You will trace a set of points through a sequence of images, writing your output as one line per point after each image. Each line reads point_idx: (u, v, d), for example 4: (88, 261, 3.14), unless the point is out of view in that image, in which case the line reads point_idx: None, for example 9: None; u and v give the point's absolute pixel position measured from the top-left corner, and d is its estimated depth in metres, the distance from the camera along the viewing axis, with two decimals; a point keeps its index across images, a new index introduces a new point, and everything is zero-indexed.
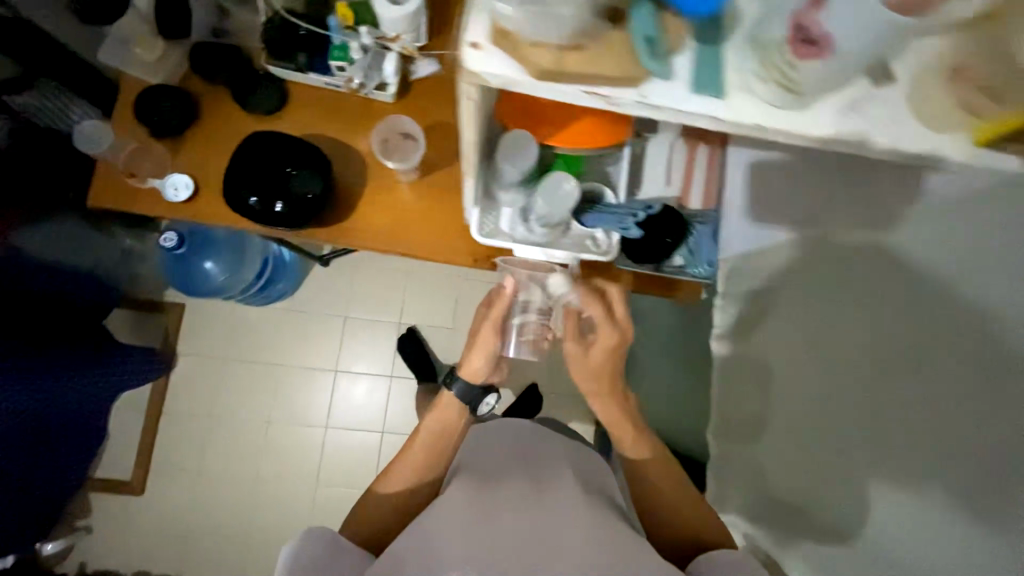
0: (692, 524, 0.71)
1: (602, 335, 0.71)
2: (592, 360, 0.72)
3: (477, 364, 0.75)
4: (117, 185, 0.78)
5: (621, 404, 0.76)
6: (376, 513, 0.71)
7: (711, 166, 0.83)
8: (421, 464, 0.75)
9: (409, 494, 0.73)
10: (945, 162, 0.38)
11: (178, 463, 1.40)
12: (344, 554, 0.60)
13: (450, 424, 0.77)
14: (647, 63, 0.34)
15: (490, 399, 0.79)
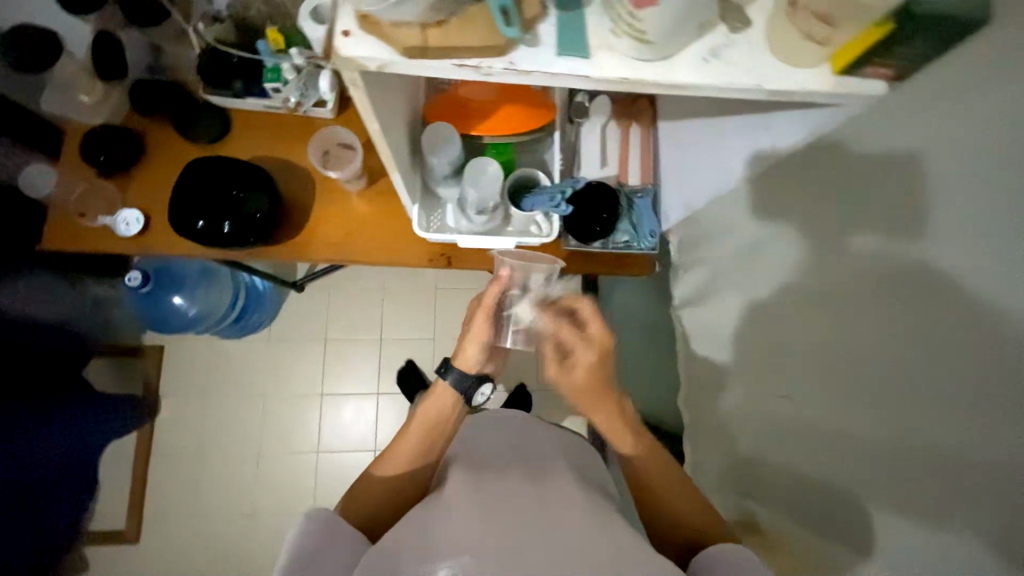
0: (692, 521, 0.63)
1: (580, 357, 0.62)
2: (577, 382, 0.62)
3: (471, 355, 0.69)
4: (71, 227, 0.80)
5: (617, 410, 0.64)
6: (368, 502, 0.65)
7: (645, 144, 0.86)
8: (418, 452, 0.69)
9: (404, 484, 0.68)
10: (815, 95, 0.41)
11: (173, 505, 1.39)
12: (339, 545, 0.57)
13: (448, 410, 0.71)
14: (507, 31, 0.36)
15: (486, 389, 0.74)
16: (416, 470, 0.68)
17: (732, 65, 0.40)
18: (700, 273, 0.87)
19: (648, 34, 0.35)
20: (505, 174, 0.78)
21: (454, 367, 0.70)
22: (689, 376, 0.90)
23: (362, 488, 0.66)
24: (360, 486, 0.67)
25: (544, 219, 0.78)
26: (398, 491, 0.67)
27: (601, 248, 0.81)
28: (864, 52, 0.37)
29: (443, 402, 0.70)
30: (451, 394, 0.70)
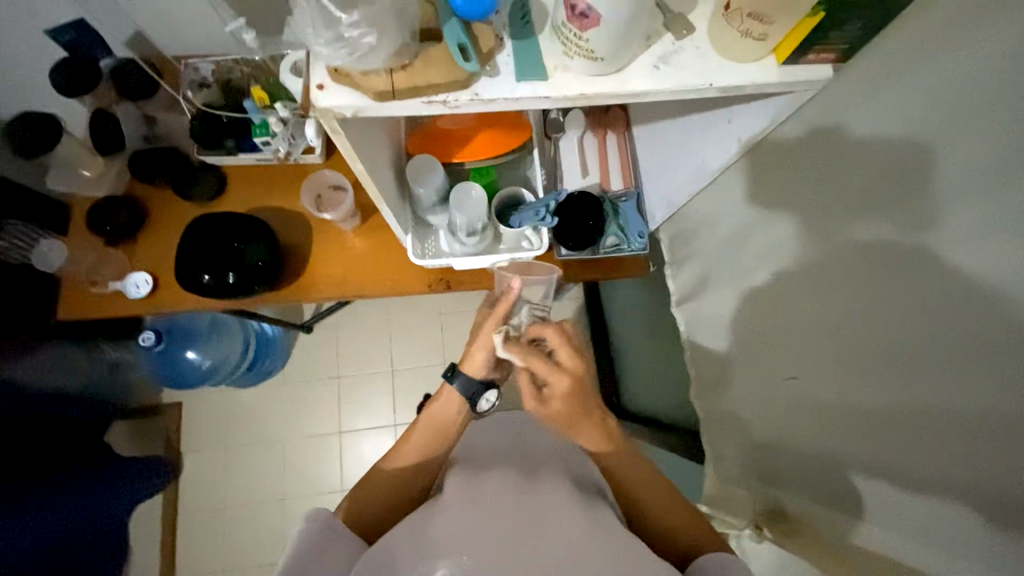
0: (676, 525, 0.66)
1: (554, 388, 0.62)
2: (556, 411, 0.64)
3: (479, 358, 0.70)
4: (84, 296, 0.84)
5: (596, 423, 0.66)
6: (373, 497, 0.70)
7: (623, 149, 0.89)
8: (423, 454, 0.73)
9: (410, 482, 0.71)
10: (764, 85, 0.44)
11: (203, 560, 1.39)
12: (339, 544, 0.60)
13: (452, 415, 0.74)
14: (467, 66, 0.39)
15: (491, 395, 0.75)
16: (421, 470, 0.72)
17: (683, 68, 0.42)
18: (693, 267, 0.89)
19: (596, 52, 0.38)
20: (491, 195, 0.80)
21: (461, 371, 0.72)
22: (697, 370, 0.90)
23: (369, 484, 0.71)
24: (368, 481, 0.71)
25: (533, 233, 0.80)
26: (402, 490, 0.71)
27: (593, 254, 0.83)
28: (802, 41, 0.40)
29: (448, 408, 0.74)
30: (457, 400, 0.73)
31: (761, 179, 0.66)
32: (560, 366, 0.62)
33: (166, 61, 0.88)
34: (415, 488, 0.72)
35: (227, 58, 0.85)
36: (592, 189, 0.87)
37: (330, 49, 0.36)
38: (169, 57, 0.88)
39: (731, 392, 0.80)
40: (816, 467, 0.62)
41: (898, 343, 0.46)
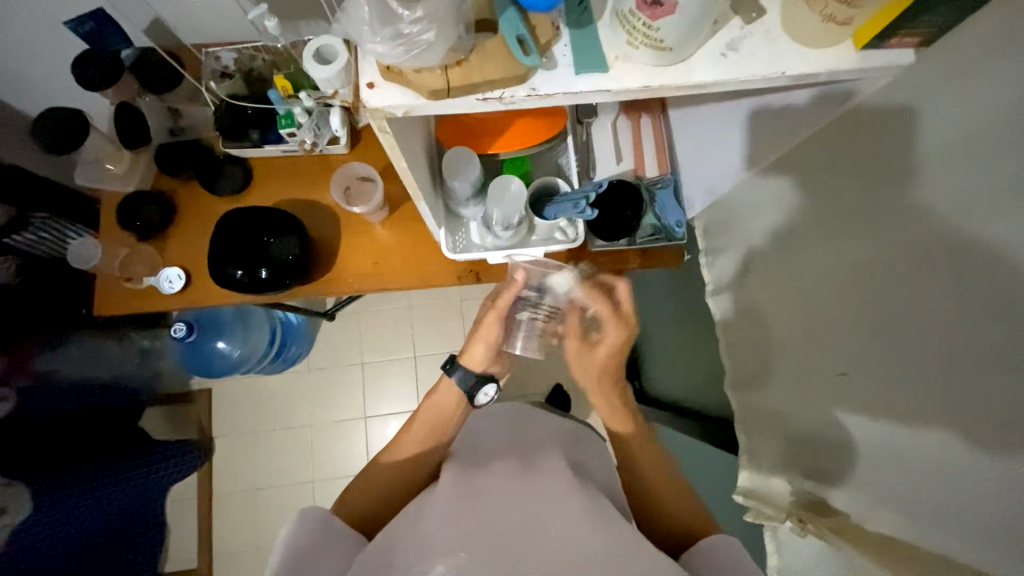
0: (677, 514, 0.67)
1: (609, 335, 0.72)
2: (597, 358, 0.73)
3: (478, 353, 0.76)
4: (118, 292, 0.84)
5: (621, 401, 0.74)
6: (371, 491, 0.71)
7: (658, 132, 0.86)
8: (420, 447, 0.75)
9: (408, 475, 0.73)
10: (838, 73, 0.40)
11: (239, 540, 1.44)
12: (338, 540, 0.62)
13: (450, 408, 0.77)
14: (527, 60, 0.36)
15: (490, 389, 0.78)
16: (418, 464, 0.74)
17: (752, 56, 0.39)
18: (730, 256, 0.87)
19: (665, 41, 0.36)
20: (525, 186, 0.78)
21: (460, 364, 0.77)
22: (731, 359, 0.89)
23: (368, 477, 0.72)
24: (365, 475, 0.73)
25: (568, 224, 0.78)
26: (399, 485, 0.72)
27: (628, 244, 0.81)
28: (886, 26, 0.36)
29: (446, 400, 0.77)
30: (455, 394, 0.77)
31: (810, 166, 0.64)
32: (611, 328, 0.71)
33: (186, 49, 0.86)
34: (415, 481, 0.73)
35: (250, 45, 0.82)
36: (626, 176, 0.84)
37: (384, 48, 0.34)
38: (189, 46, 0.86)
39: (770, 385, 0.79)
40: (863, 464, 0.60)
41: (967, 344, 0.44)
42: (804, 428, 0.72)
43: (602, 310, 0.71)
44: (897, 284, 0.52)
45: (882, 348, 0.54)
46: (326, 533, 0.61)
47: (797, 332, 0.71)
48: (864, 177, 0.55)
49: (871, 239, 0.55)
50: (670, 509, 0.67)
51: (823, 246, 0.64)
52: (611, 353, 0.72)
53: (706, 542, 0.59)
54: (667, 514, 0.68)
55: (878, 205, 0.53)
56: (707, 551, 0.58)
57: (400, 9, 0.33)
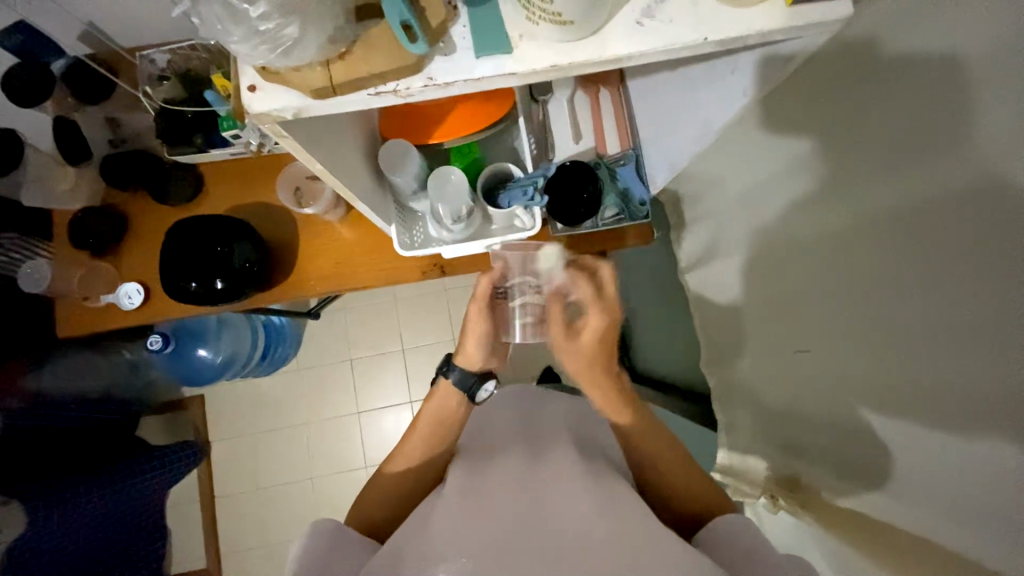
0: (677, 492, 0.66)
1: (591, 320, 0.68)
2: (584, 346, 0.68)
3: (472, 351, 0.74)
4: (80, 311, 0.83)
5: (615, 384, 0.69)
6: (376, 498, 0.70)
7: (620, 107, 0.81)
8: (426, 451, 0.72)
9: (410, 481, 0.71)
10: (771, 33, 0.37)
11: (244, 536, 1.47)
12: (350, 543, 0.61)
13: (452, 407, 0.75)
14: (415, 47, 0.34)
15: (491, 385, 0.76)
16: (427, 465, 0.72)
17: (672, 22, 0.36)
18: (706, 228, 0.84)
19: (564, 15, 0.33)
20: (476, 174, 0.76)
21: (456, 364, 0.75)
22: (711, 335, 0.87)
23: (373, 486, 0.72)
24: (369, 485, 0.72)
25: (525, 212, 0.76)
26: (404, 490, 0.71)
27: (592, 227, 0.78)
28: None
29: (448, 400, 0.74)
30: (454, 392, 0.74)
31: (784, 129, 0.59)
32: (594, 311, 0.67)
33: (116, 53, 0.82)
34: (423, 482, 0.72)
35: (184, 45, 0.79)
36: (587, 155, 0.81)
37: (256, 56, 0.33)
38: (118, 49, 0.82)
39: (746, 361, 0.78)
40: (835, 439, 0.59)
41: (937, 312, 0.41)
42: (781, 403, 0.70)
43: (584, 293, 0.67)
44: (863, 256, 0.50)
45: (852, 321, 0.52)
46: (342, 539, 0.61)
47: (771, 304, 0.69)
48: (828, 142, 0.52)
49: (838, 208, 0.52)
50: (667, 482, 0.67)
51: (793, 217, 0.61)
52: (596, 336, 0.68)
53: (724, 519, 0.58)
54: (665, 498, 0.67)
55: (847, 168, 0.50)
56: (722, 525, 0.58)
57: (244, 4, 0.31)
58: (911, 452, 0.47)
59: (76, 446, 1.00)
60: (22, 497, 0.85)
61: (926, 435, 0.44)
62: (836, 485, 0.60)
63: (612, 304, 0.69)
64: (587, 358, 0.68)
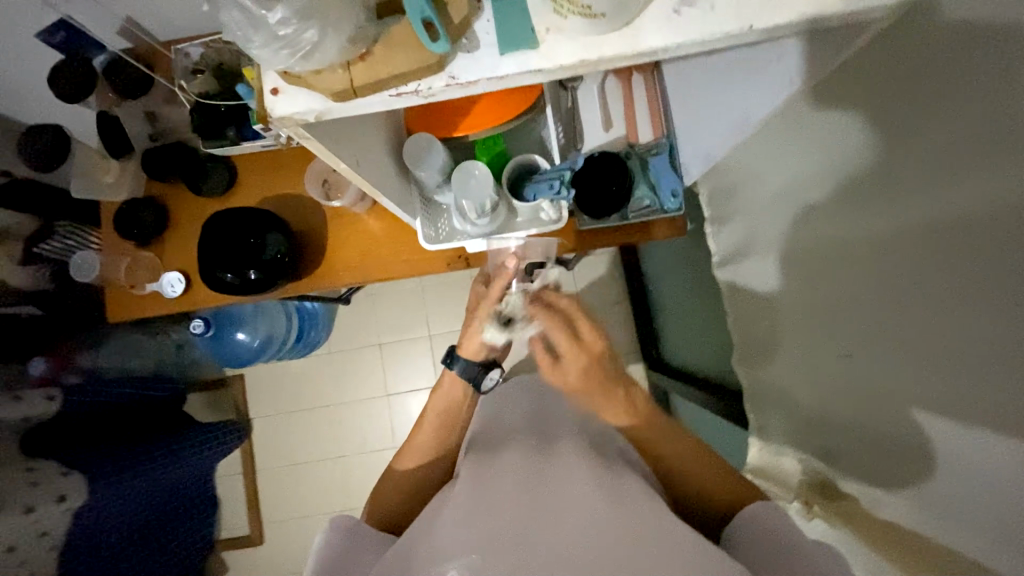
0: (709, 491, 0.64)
1: (570, 362, 0.59)
2: (572, 382, 0.60)
3: (475, 346, 0.72)
4: (127, 299, 0.88)
5: (620, 400, 0.62)
6: (392, 493, 0.73)
7: (653, 92, 0.77)
8: (435, 442, 0.75)
9: (420, 477, 0.74)
10: (826, 18, 0.33)
11: (282, 508, 1.55)
12: (364, 542, 0.64)
13: (459, 398, 0.76)
14: (435, 46, 0.34)
15: (495, 373, 0.77)
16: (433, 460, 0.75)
17: (714, 10, 0.33)
18: (743, 220, 0.80)
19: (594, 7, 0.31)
20: (503, 166, 0.75)
21: (460, 355, 0.74)
22: (744, 332, 0.84)
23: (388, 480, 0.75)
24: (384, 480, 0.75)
25: (550, 205, 0.74)
26: (414, 486, 0.74)
27: (621, 220, 0.76)
28: None
29: (453, 390, 0.75)
30: (460, 383, 0.75)
31: (835, 116, 0.55)
32: (574, 351, 0.59)
33: (153, 48, 0.85)
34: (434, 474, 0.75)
35: (217, 39, 0.80)
36: (617, 144, 0.78)
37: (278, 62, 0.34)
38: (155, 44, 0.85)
39: (780, 362, 0.74)
40: (874, 448, 0.56)
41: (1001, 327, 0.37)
42: (818, 407, 0.67)
43: (557, 336, 0.60)
44: (913, 260, 0.46)
45: (897, 328, 0.49)
46: (359, 535, 0.65)
47: (811, 303, 0.65)
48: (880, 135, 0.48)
49: (890, 208, 0.48)
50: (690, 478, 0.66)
51: (838, 213, 0.57)
52: (581, 375, 0.60)
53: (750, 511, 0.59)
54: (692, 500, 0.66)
55: (904, 163, 0.45)
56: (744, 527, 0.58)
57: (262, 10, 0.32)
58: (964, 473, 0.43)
59: (128, 420, 1.06)
60: (80, 469, 0.90)
61: (981, 457, 0.41)
62: (875, 497, 0.57)
63: (590, 347, 0.60)
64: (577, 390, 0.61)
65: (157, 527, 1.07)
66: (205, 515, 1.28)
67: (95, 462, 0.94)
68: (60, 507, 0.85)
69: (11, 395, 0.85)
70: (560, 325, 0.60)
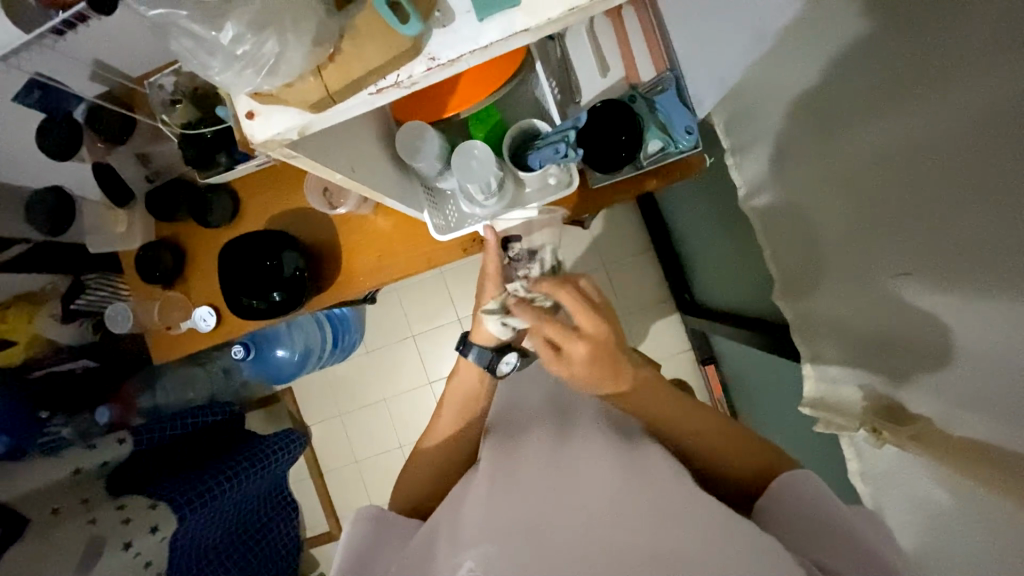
0: (742, 450, 0.63)
1: (572, 350, 0.60)
2: (579, 371, 0.61)
3: (487, 327, 0.74)
4: (165, 340, 0.90)
5: (633, 381, 0.64)
6: (420, 480, 0.76)
7: (646, 23, 0.75)
8: (459, 427, 0.77)
9: (450, 462, 0.77)
10: None
11: (354, 502, 1.63)
12: (390, 530, 0.67)
13: (475, 385, 0.78)
14: (406, 29, 0.32)
15: (510, 357, 0.76)
16: (458, 446, 0.77)
17: None
18: (765, 142, 0.74)
19: None
20: (502, 137, 0.72)
21: (472, 341, 0.76)
22: (781, 260, 0.80)
23: (414, 467, 0.77)
24: (410, 468, 0.77)
25: (558, 168, 0.70)
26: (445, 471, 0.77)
27: (635, 171, 0.73)
28: None
29: (469, 376, 0.77)
30: (475, 370, 0.76)
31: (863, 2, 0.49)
32: (574, 343, 0.60)
33: (129, 89, 0.85)
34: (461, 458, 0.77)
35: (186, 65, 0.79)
36: (618, 88, 0.75)
37: (249, 86, 0.33)
38: (128, 83, 0.85)
39: (829, 288, 0.70)
40: (945, 363, 0.52)
41: None
42: (871, 325, 0.63)
43: (555, 330, 0.60)
44: (978, 155, 0.41)
45: (972, 234, 0.44)
46: (382, 526, 0.67)
47: (854, 219, 0.60)
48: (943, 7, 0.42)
49: (953, 96, 0.42)
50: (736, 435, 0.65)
51: (884, 116, 0.51)
52: (585, 365, 0.61)
53: (782, 477, 0.58)
54: (752, 441, 0.64)
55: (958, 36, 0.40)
56: (777, 498, 0.57)
57: (214, 34, 0.31)
58: None
59: (189, 451, 1.06)
60: (165, 499, 0.90)
61: None
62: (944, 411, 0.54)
63: (600, 335, 0.61)
64: (585, 377, 0.62)
65: (228, 543, 1.07)
66: (289, 517, 1.35)
67: (178, 489, 0.93)
68: (156, 536, 0.84)
69: (86, 444, 0.92)
70: (569, 297, 0.63)
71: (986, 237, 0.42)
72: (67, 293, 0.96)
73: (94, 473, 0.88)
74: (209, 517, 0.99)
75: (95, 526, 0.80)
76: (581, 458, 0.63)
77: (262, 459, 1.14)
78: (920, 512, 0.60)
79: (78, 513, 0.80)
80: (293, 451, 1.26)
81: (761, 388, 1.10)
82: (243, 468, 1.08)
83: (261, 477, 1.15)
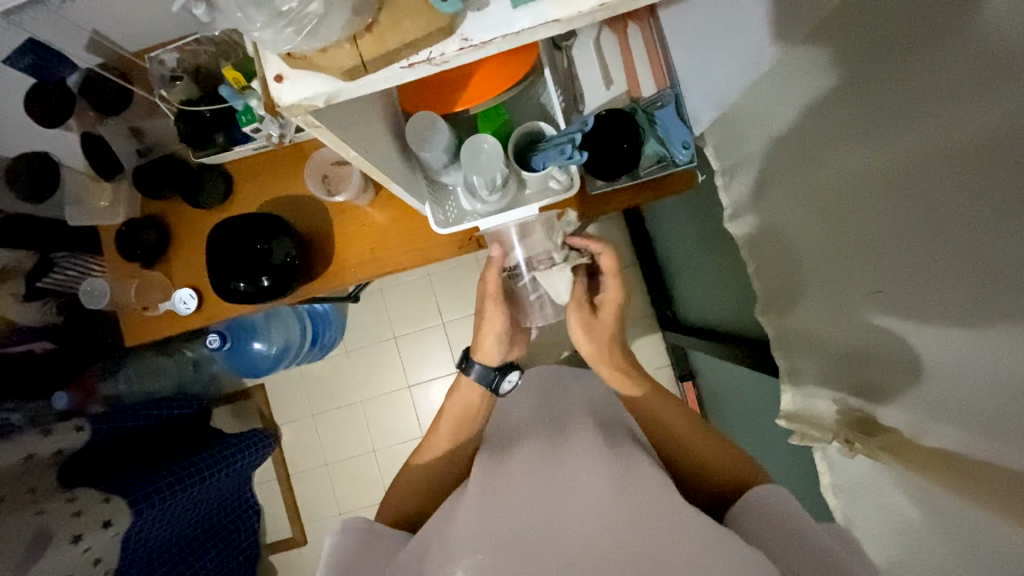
0: (713, 461, 0.66)
1: (607, 301, 0.77)
2: (603, 323, 0.76)
3: (490, 345, 0.79)
4: (139, 321, 0.86)
5: (630, 358, 0.78)
6: (405, 488, 0.76)
7: (648, 44, 0.80)
8: (452, 439, 0.78)
9: (442, 471, 0.77)
10: None
11: (320, 506, 1.58)
12: (379, 541, 0.65)
13: (476, 400, 0.80)
14: (446, 6, 0.35)
15: (513, 376, 0.81)
16: (452, 456, 0.77)
17: None
18: (750, 166, 0.79)
19: None
20: (508, 137, 0.75)
21: (475, 359, 0.79)
22: (762, 279, 0.83)
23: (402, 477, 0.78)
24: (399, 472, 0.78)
25: (560, 171, 0.71)
26: (433, 481, 0.76)
27: (631, 179, 0.76)
28: None
29: (471, 393, 0.79)
30: (476, 387, 0.79)
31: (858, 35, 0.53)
32: (610, 291, 0.77)
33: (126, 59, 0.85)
34: (450, 463, 0.77)
35: (189, 41, 0.78)
36: (620, 101, 0.79)
37: (287, 43, 0.36)
38: (128, 54, 0.85)
39: (808, 307, 0.73)
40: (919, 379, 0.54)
41: None
42: (845, 343, 0.67)
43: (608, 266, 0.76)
44: (947, 181, 0.45)
45: (942, 252, 0.47)
46: (371, 536, 0.65)
47: (831, 238, 0.64)
48: (926, 40, 0.45)
49: (932, 123, 0.46)
50: (718, 447, 0.67)
51: (863, 143, 0.55)
52: (611, 317, 0.77)
53: (761, 492, 0.58)
54: (727, 449, 0.66)
55: (942, 70, 0.44)
56: (757, 501, 0.58)
57: None
58: (998, 386, 0.44)
59: (150, 444, 1.00)
60: (121, 492, 0.84)
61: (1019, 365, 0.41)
62: (907, 427, 0.57)
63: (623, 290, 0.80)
64: (601, 335, 0.77)
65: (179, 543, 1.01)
66: (250, 519, 1.28)
67: (134, 483, 0.87)
68: (108, 532, 0.80)
69: (41, 429, 0.85)
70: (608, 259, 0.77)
71: (954, 258, 0.46)
72: (33, 270, 0.91)
73: (46, 460, 0.82)
74: (165, 516, 0.92)
75: (42, 515, 0.76)
76: (572, 468, 0.63)
77: (228, 458, 1.07)
78: (887, 524, 0.62)
79: (24, 504, 0.76)
80: (263, 452, 1.19)
81: (738, 405, 1.13)
82: (210, 467, 1.01)
83: (225, 478, 1.07)
